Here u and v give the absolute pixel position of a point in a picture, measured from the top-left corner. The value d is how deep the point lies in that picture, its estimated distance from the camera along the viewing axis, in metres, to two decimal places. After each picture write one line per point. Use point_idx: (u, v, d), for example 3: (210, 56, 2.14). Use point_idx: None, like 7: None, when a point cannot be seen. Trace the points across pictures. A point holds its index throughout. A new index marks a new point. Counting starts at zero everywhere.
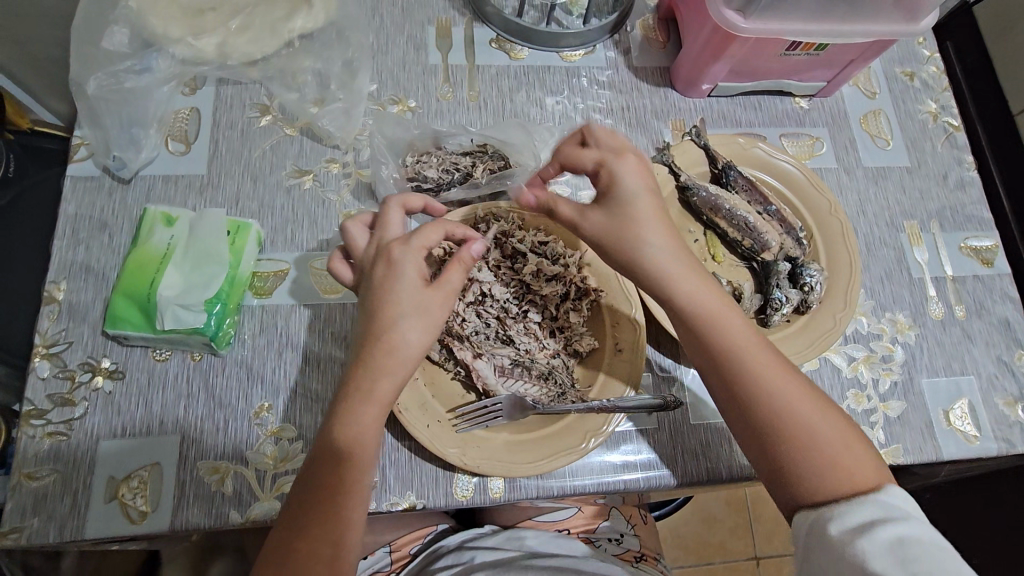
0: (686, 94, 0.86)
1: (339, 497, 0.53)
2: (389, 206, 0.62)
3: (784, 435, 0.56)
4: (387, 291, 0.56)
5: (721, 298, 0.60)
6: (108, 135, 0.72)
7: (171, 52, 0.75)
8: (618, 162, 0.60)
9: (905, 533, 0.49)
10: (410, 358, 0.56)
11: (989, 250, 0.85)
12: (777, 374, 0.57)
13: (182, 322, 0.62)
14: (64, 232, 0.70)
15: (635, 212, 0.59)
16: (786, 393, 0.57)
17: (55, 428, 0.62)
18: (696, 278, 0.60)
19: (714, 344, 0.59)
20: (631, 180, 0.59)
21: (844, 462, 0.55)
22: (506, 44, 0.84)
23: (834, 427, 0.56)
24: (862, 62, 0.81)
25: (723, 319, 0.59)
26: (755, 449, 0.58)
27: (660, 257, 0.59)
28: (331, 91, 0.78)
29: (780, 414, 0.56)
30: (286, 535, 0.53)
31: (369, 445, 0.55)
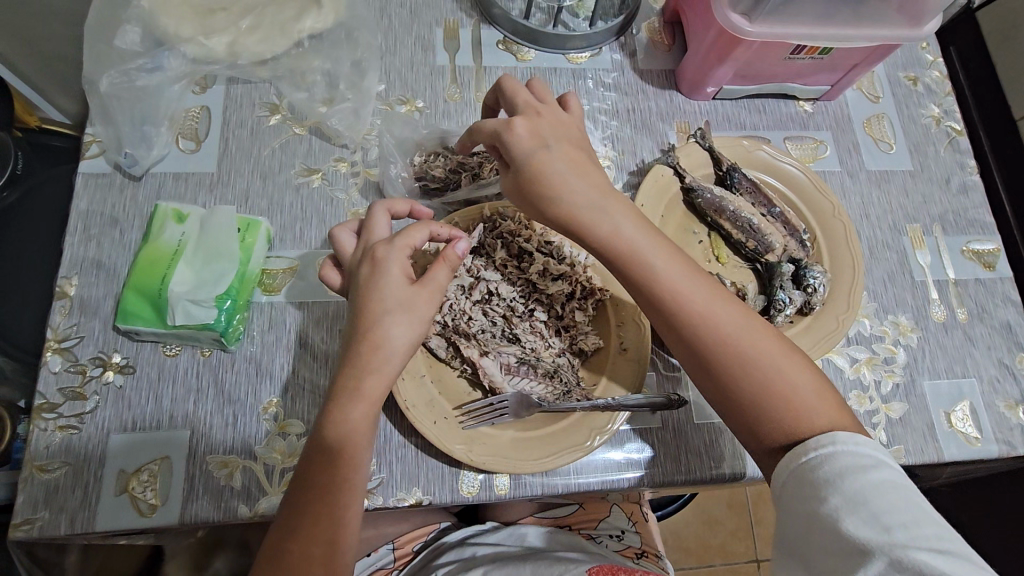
0: (690, 97, 0.87)
1: (335, 495, 0.54)
2: (374, 210, 0.63)
3: (730, 374, 0.57)
4: (372, 288, 0.57)
5: (655, 242, 0.61)
6: (119, 133, 0.73)
7: (182, 51, 0.75)
8: (512, 124, 0.61)
9: (874, 482, 0.48)
10: (399, 357, 0.57)
11: (991, 253, 0.85)
12: (714, 312, 0.58)
13: (192, 317, 0.63)
14: (76, 228, 0.70)
15: (546, 168, 0.60)
16: (726, 330, 0.58)
17: (66, 421, 0.62)
18: (623, 223, 0.60)
19: (650, 292, 0.59)
20: (535, 139, 0.60)
21: (790, 391, 0.55)
22: (513, 46, 0.85)
23: (779, 356, 0.57)
24: (865, 67, 0.82)
25: (656, 264, 0.60)
26: (740, 418, 0.57)
27: (583, 206, 0.60)
28: (339, 91, 0.78)
29: (721, 352, 0.57)
30: (280, 536, 0.53)
31: (363, 442, 0.56)
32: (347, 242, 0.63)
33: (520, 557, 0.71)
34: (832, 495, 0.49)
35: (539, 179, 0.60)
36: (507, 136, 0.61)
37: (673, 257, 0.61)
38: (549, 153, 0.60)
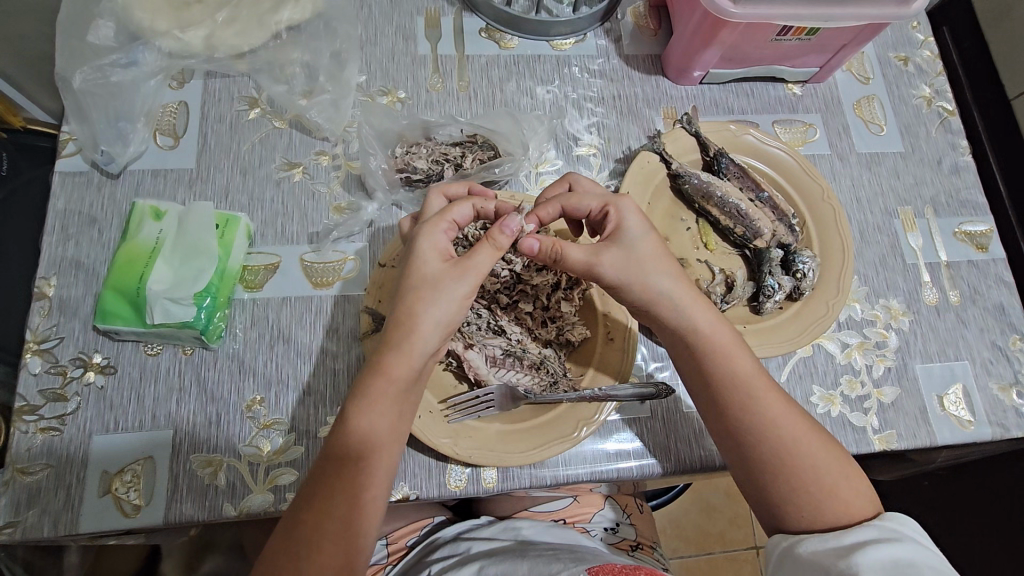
0: (678, 83, 0.85)
1: (354, 471, 0.54)
2: (431, 193, 0.66)
3: (786, 471, 0.58)
4: (411, 265, 0.58)
5: (734, 338, 0.62)
6: (95, 130, 0.71)
7: (158, 46, 0.74)
8: (627, 202, 0.63)
9: (902, 555, 0.52)
10: (433, 330, 0.56)
11: (983, 235, 0.84)
12: (785, 414, 0.60)
13: (171, 316, 0.62)
14: (54, 228, 0.70)
15: (646, 251, 0.62)
16: (782, 422, 0.59)
17: (47, 423, 0.62)
18: (708, 314, 0.62)
19: (721, 384, 0.61)
20: (640, 222, 0.63)
21: (840, 493, 0.58)
22: (496, 34, 0.84)
23: (832, 458, 0.59)
24: (854, 46, 0.80)
25: (735, 360, 0.61)
26: (754, 481, 0.60)
27: (671, 297, 0.61)
28: (319, 83, 0.77)
29: (781, 449, 0.58)
30: (298, 510, 0.54)
31: (387, 421, 0.55)
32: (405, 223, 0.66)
33: (512, 552, 0.70)
34: (859, 555, 0.52)
35: (643, 258, 0.61)
36: (619, 211, 0.63)
37: (747, 355, 0.62)
38: (650, 239, 0.62)
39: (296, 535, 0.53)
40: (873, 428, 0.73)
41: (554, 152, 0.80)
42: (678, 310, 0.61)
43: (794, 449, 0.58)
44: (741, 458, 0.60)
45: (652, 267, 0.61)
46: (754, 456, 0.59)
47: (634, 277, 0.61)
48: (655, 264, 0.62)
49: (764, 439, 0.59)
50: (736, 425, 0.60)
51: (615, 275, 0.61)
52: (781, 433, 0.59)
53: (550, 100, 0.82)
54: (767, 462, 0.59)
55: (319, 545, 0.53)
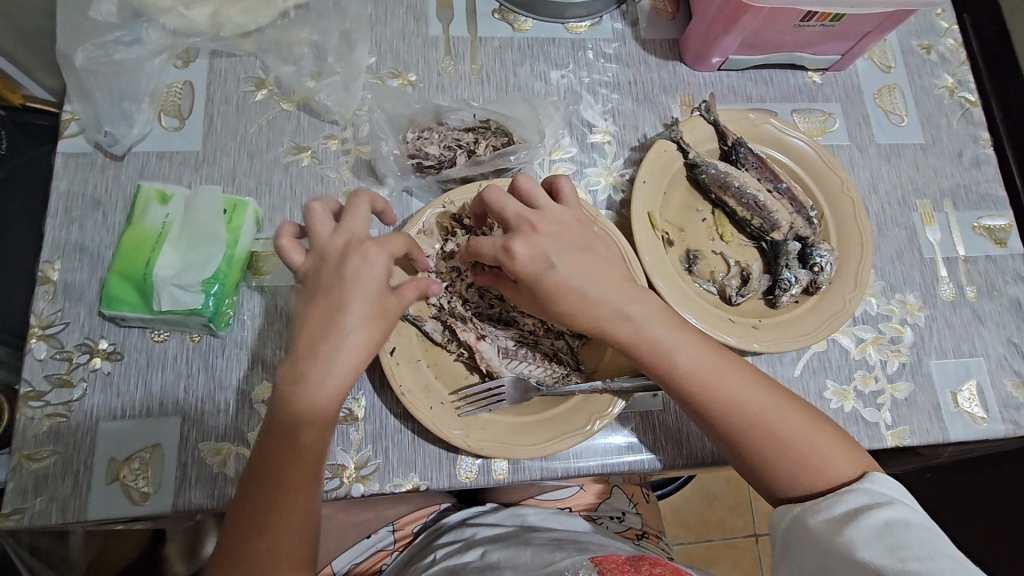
0: (695, 69, 0.83)
1: (291, 488, 0.52)
2: (358, 198, 0.59)
3: (758, 446, 0.57)
4: (349, 287, 0.54)
5: (673, 331, 0.60)
6: (99, 110, 0.70)
7: (162, 23, 0.71)
8: (516, 248, 0.58)
9: (893, 517, 0.52)
10: (349, 349, 0.53)
11: (1002, 229, 0.83)
12: (736, 397, 0.58)
13: (179, 303, 0.61)
14: (57, 210, 0.68)
15: (549, 296, 0.59)
16: (739, 406, 0.58)
17: (53, 409, 0.61)
18: (637, 319, 0.59)
19: (673, 381, 0.59)
20: (537, 264, 0.58)
21: (813, 460, 0.57)
22: (509, 15, 0.81)
23: (797, 426, 0.57)
24: (878, 35, 0.78)
25: (677, 356, 0.59)
26: (732, 458, 0.60)
27: (601, 314, 0.59)
28: (328, 64, 0.75)
29: (744, 431, 0.57)
30: (243, 537, 0.52)
31: (323, 440, 0.54)
32: (321, 224, 0.58)
33: (518, 538, 0.70)
34: (852, 526, 0.52)
35: (545, 304, 0.59)
36: (511, 262, 0.58)
37: (691, 333, 0.60)
38: (560, 268, 0.58)
39: (250, 558, 0.51)
40: (886, 424, 0.72)
41: (569, 139, 0.78)
42: (602, 323, 0.59)
43: (758, 428, 0.57)
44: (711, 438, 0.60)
45: (560, 301, 0.59)
46: (726, 437, 0.58)
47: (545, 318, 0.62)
48: (569, 292, 0.58)
49: (721, 425, 0.58)
50: (695, 415, 0.59)
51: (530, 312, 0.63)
52: (743, 418, 0.57)
53: (564, 86, 0.80)
54: (739, 444, 0.58)
55: (277, 563, 0.52)
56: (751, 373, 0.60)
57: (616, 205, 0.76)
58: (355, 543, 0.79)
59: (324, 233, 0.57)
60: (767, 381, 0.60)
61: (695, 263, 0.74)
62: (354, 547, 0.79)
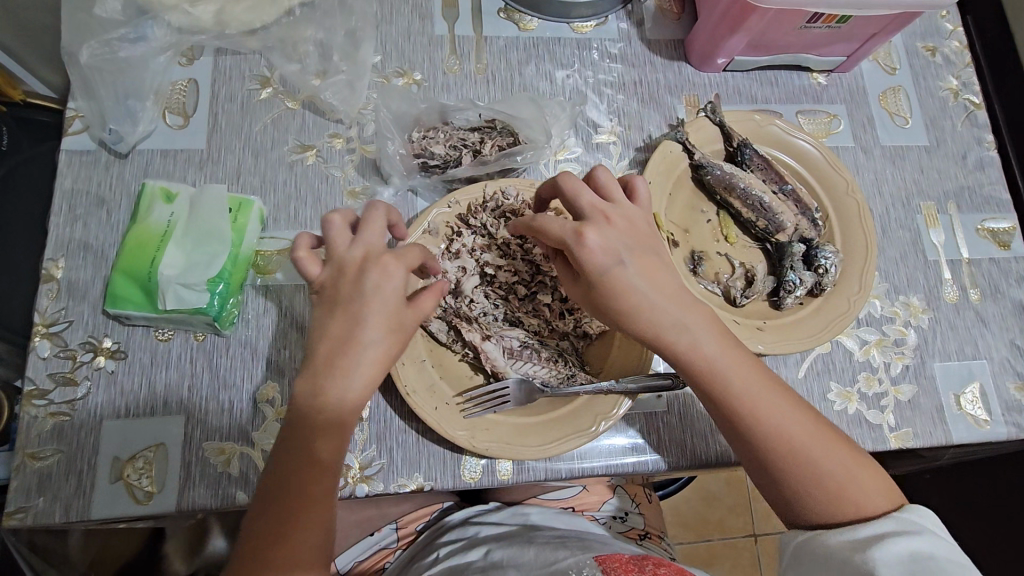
0: (700, 69, 0.83)
1: (312, 500, 0.52)
2: (376, 209, 0.58)
3: (797, 472, 0.56)
4: (368, 301, 0.53)
5: (727, 351, 0.58)
6: (103, 107, 0.69)
7: (167, 20, 0.71)
8: (588, 240, 0.56)
9: (919, 548, 0.52)
10: (372, 363, 0.53)
11: (1005, 232, 0.83)
12: (782, 423, 0.57)
13: (183, 301, 0.61)
14: (61, 208, 0.68)
15: (612, 290, 0.57)
16: (784, 431, 0.57)
17: (57, 408, 0.61)
18: (695, 330, 0.58)
19: (720, 396, 0.58)
20: (606, 257, 0.56)
21: (849, 492, 0.56)
22: (514, 15, 0.81)
23: (838, 457, 0.57)
24: (883, 37, 0.78)
25: (728, 376, 0.58)
26: (765, 482, 0.59)
27: (658, 323, 0.57)
28: (333, 62, 0.75)
29: (786, 457, 0.57)
30: (263, 547, 0.50)
31: (341, 452, 0.53)
32: (339, 235, 0.56)
33: (521, 538, 0.70)
34: (875, 549, 0.52)
35: (603, 300, 0.58)
36: (578, 254, 0.56)
37: (741, 352, 0.59)
38: (623, 268, 0.56)
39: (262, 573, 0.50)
40: (889, 426, 0.72)
41: (574, 139, 0.78)
42: (659, 332, 0.57)
43: (799, 455, 0.56)
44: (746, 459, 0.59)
45: (627, 297, 0.57)
46: (765, 461, 0.57)
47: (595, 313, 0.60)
48: (637, 291, 0.57)
49: (762, 449, 0.57)
50: (738, 436, 0.58)
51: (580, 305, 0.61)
52: (787, 443, 0.56)
53: (569, 85, 0.80)
54: (777, 468, 0.57)
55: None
56: (797, 399, 0.59)
57: None
58: (358, 541, 0.79)
59: (342, 245, 0.55)
60: (811, 409, 0.59)
61: (701, 264, 0.74)
62: (357, 545, 0.79)
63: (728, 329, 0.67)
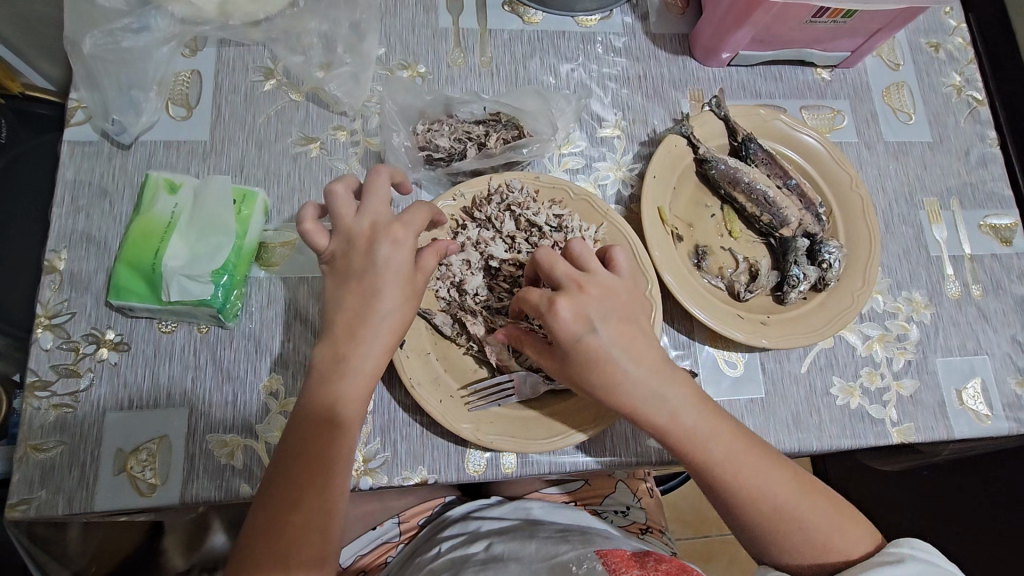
0: (705, 64, 0.83)
1: (324, 468, 0.52)
2: (378, 174, 0.60)
3: (788, 530, 0.57)
4: (382, 268, 0.56)
5: (706, 415, 0.58)
6: (106, 98, 0.69)
7: (170, 11, 0.70)
8: (560, 310, 0.56)
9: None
10: (385, 332, 0.55)
11: (1008, 228, 0.83)
12: (764, 484, 0.57)
13: (188, 293, 0.61)
14: (63, 199, 0.67)
15: (586, 361, 0.57)
16: (766, 493, 0.57)
17: (60, 400, 0.61)
18: (672, 401, 0.58)
19: (702, 466, 0.58)
20: (579, 327, 0.56)
21: (833, 542, 0.57)
22: (519, 8, 0.81)
23: (818, 510, 0.58)
24: (888, 32, 0.78)
25: (707, 444, 0.58)
26: (751, 539, 0.60)
27: (636, 394, 0.57)
28: (337, 54, 0.74)
29: (769, 518, 0.57)
30: (274, 514, 0.51)
31: (356, 417, 0.55)
32: (345, 206, 0.58)
33: (523, 532, 0.70)
34: None
35: (579, 372, 0.58)
36: (552, 324, 0.57)
37: (718, 418, 0.59)
38: (598, 335, 0.57)
39: (270, 555, 0.50)
40: (891, 421, 0.73)
41: (579, 133, 0.78)
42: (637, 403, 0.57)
43: (782, 514, 0.57)
44: (734, 521, 0.59)
45: (601, 370, 0.57)
46: (750, 522, 0.58)
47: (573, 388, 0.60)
48: (611, 363, 0.57)
49: (745, 511, 0.58)
50: (721, 499, 0.59)
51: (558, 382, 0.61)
52: (768, 504, 0.57)
53: (574, 79, 0.80)
54: (760, 528, 0.58)
55: (303, 547, 0.51)
56: (776, 456, 0.59)
57: (626, 200, 0.76)
58: (360, 535, 0.79)
59: (348, 218, 0.58)
60: (790, 463, 0.60)
61: (704, 259, 0.74)
62: (359, 539, 0.79)
63: (729, 326, 0.68)
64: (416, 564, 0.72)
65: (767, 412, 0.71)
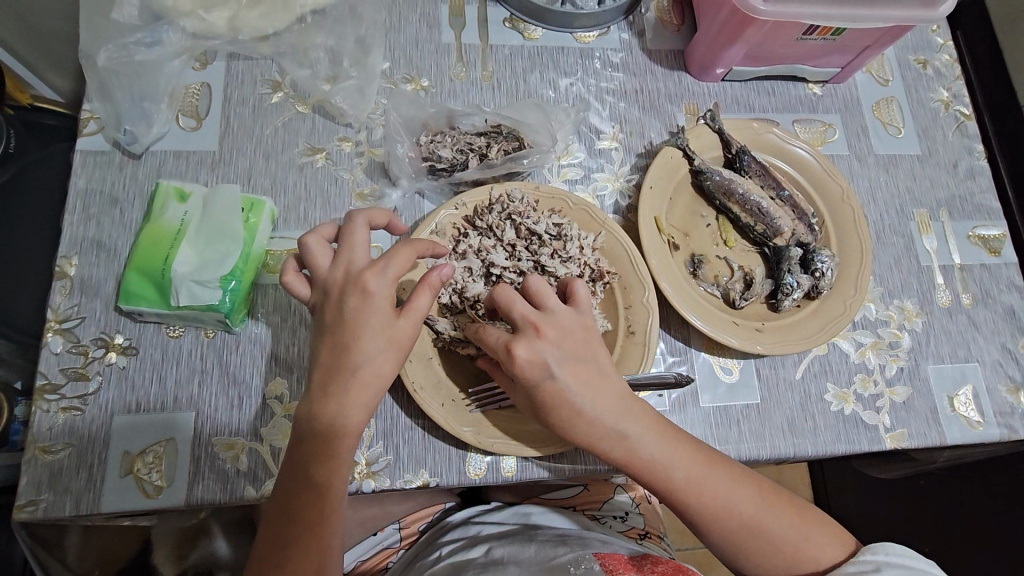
0: (699, 79, 0.85)
1: (316, 528, 0.53)
2: (355, 222, 0.59)
3: (757, 547, 0.58)
4: (357, 324, 0.54)
5: (666, 440, 0.60)
6: (118, 108, 0.71)
7: (182, 25, 0.73)
8: (516, 352, 0.57)
9: None
10: (367, 387, 0.54)
11: (996, 239, 0.85)
12: (728, 503, 0.58)
13: (196, 298, 0.62)
14: (75, 207, 0.69)
15: (545, 399, 0.58)
16: (731, 510, 0.58)
17: (69, 403, 0.62)
18: (628, 432, 0.59)
19: (665, 490, 0.59)
20: (536, 370, 0.57)
21: (805, 551, 0.58)
22: (520, 24, 0.83)
23: (786, 522, 0.59)
24: (877, 49, 0.81)
25: (667, 471, 0.59)
26: (724, 556, 0.61)
27: (594, 429, 0.58)
28: (343, 68, 0.77)
29: (737, 534, 0.58)
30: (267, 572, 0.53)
31: (340, 476, 0.54)
32: (321, 257, 0.58)
33: (523, 536, 0.71)
34: None
35: (541, 410, 0.59)
36: (510, 365, 0.57)
37: (680, 442, 0.60)
38: (553, 378, 0.57)
39: None
40: (885, 427, 0.74)
41: (577, 144, 0.80)
42: (594, 436, 0.59)
43: (749, 530, 0.58)
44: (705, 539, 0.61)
45: (559, 408, 0.58)
46: (720, 539, 0.59)
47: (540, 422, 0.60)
48: (567, 401, 0.58)
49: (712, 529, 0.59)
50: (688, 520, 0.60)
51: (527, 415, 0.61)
52: (734, 521, 0.58)
53: (574, 93, 0.82)
54: (730, 544, 0.59)
55: None
56: (739, 472, 0.60)
57: (623, 210, 0.78)
58: (361, 540, 0.80)
59: (325, 266, 0.57)
60: (754, 476, 0.61)
61: (701, 267, 0.75)
62: (360, 544, 0.79)
63: (726, 332, 0.69)
64: (417, 568, 0.73)
65: (762, 417, 0.72)
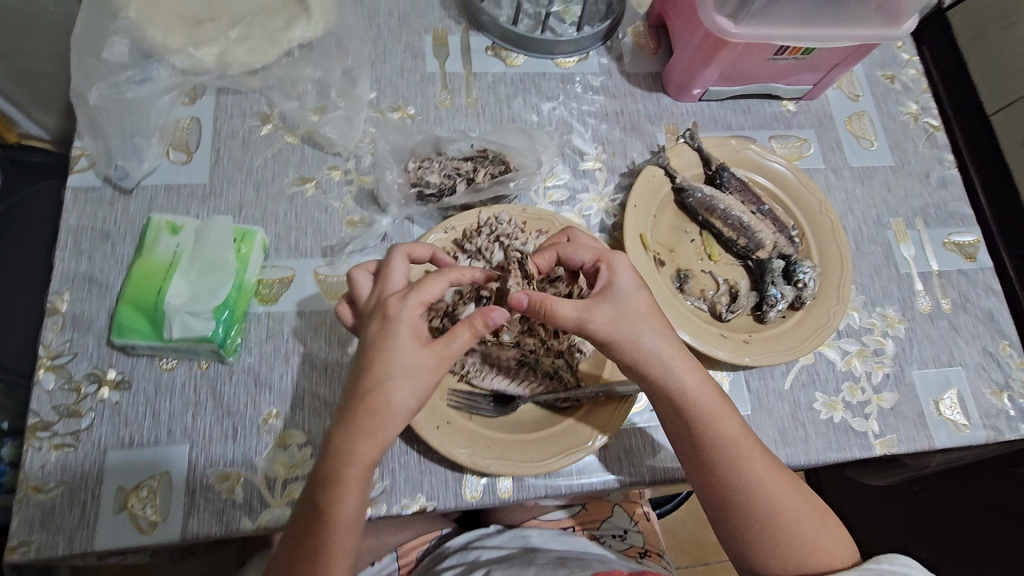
0: (678, 100, 0.88)
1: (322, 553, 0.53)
2: (394, 256, 0.62)
3: (786, 518, 0.60)
4: (378, 347, 0.55)
5: (718, 397, 0.62)
6: (110, 145, 0.72)
7: (171, 63, 0.75)
8: (618, 259, 0.63)
9: None
10: (387, 418, 0.54)
11: (971, 245, 0.88)
12: (766, 472, 0.61)
13: (189, 329, 0.62)
14: (66, 242, 0.70)
15: (639, 306, 0.61)
16: (768, 480, 0.61)
17: (61, 440, 0.61)
18: (694, 372, 0.62)
19: (716, 441, 0.61)
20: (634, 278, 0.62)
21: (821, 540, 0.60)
22: (502, 52, 0.86)
23: (807, 508, 0.61)
24: (846, 66, 0.84)
25: (721, 421, 0.61)
26: (744, 538, 0.61)
27: (672, 351, 0.61)
28: (331, 99, 0.79)
29: (771, 505, 0.60)
30: None
31: (350, 503, 0.54)
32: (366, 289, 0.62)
33: (521, 559, 0.70)
34: None
35: (633, 316, 0.60)
36: (614, 269, 0.62)
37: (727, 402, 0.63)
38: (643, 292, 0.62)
39: None
40: (874, 433, 0.75)
41: (562, 166, 0.82)
42: (668, 363, 0.60)
43: (781, 505, 0.60)
44: (734, 512, 0.61)
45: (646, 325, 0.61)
46: (753, 510, 0.60)
47: (621, 332, 0.60)
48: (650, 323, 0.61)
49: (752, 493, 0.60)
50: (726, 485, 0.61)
51: (604, 332, 0.60)
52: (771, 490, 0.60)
53: (556, 116, 0.85)
54: (763, 513, 0.60)
55: None
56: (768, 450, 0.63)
57: (609, 228, 0.80)
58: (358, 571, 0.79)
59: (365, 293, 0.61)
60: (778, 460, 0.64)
61: (687, 282, 0.77)
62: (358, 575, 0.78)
63: (715, 347, 0.70)
64: None
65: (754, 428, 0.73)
